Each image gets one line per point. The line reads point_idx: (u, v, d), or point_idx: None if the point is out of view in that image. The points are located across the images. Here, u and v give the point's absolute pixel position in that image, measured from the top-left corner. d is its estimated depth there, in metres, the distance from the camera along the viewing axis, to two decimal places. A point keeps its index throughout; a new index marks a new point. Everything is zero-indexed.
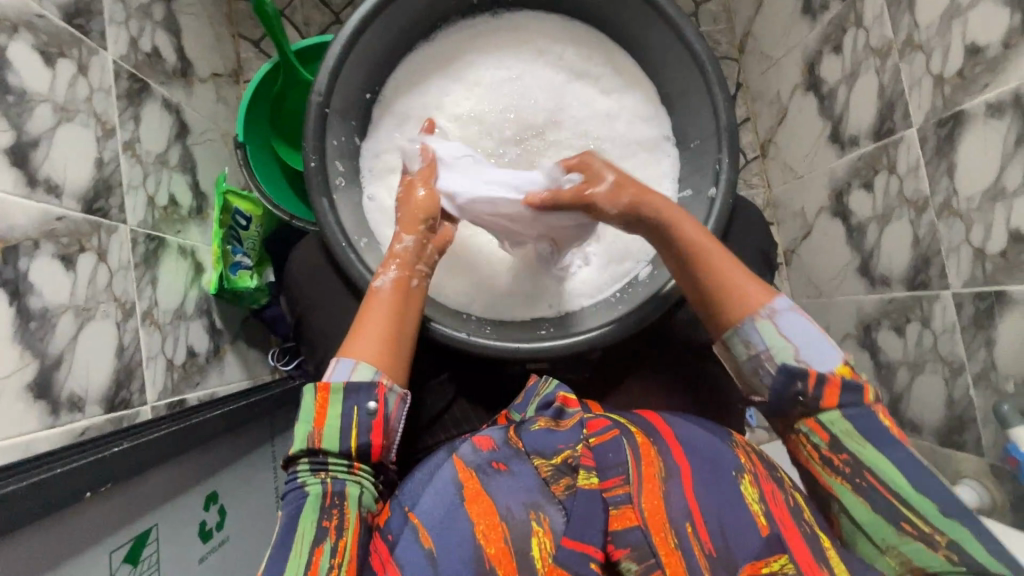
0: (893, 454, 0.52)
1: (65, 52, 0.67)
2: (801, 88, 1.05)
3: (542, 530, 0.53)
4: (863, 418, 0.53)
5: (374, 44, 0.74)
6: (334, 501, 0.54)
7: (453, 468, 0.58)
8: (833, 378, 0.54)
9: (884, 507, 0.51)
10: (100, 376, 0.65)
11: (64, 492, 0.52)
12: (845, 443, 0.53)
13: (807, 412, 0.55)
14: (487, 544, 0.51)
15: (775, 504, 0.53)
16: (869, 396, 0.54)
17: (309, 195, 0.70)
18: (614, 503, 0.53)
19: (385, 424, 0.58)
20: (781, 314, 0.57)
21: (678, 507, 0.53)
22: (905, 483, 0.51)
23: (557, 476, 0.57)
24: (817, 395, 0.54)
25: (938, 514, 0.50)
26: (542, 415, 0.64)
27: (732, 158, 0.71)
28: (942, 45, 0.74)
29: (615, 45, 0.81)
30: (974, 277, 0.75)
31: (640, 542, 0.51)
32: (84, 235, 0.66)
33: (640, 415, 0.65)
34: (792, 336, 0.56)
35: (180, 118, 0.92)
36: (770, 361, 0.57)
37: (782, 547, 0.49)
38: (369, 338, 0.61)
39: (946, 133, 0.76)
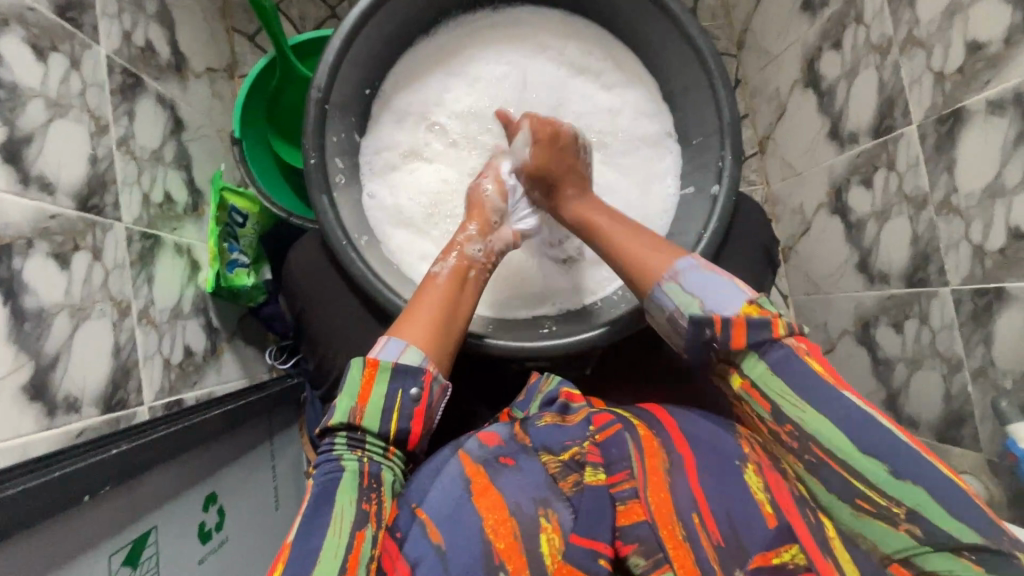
0: (829, 413, 0.49)
1: (57, 46, 0.66)
2: (801, 84, 1.05)
3: (551, 526, 0.53)
4: (795, 372, 0.51)
5: (373, 39, 0.73)
6: (372, 483, 0.53)
7: (458, 464, 0.58)
8: (735, 318, 0.54)
9: (836, 480, 0.49)
10: (96, 377, 0.64)
11: (64, 495, 0.51)
12: (781, 407, 0.52)
13: (733, 364, 0.55)
14: (495, 539, 0.51)
15: (782, 496, 0.51)
16: (779, 329, 0.53)
17: (309, 192, 0.69)
18: (622, 498, 0.54)
19: (427, 411, 0.58)
20: (684, 269, 0.59)
21: (685, 499, 0.53)
22: (851, 447, 0.48)
23: (565, 473, 0.58)
24: (726, 336, 0.54)
25: (889, 478, 0.46)
26: (548, 412, 0.66)
27: (735, 154, 0.71)
28: (943, 42, 0.74)
29: (616, 40, 0.80)
30: (973, 274, 0.76)
31: (647, 536, 0.52)
32: (79, 234, 0.65)
33: (647, 410, 0.65)
34: (693, 287, 0.58)
35: (174, 113, 0.91)
36: (681, 317, 0.58)
37: (793, 537, 0.48)
38: (423, 318, 0.62)
39: (946, 130, 0.76)
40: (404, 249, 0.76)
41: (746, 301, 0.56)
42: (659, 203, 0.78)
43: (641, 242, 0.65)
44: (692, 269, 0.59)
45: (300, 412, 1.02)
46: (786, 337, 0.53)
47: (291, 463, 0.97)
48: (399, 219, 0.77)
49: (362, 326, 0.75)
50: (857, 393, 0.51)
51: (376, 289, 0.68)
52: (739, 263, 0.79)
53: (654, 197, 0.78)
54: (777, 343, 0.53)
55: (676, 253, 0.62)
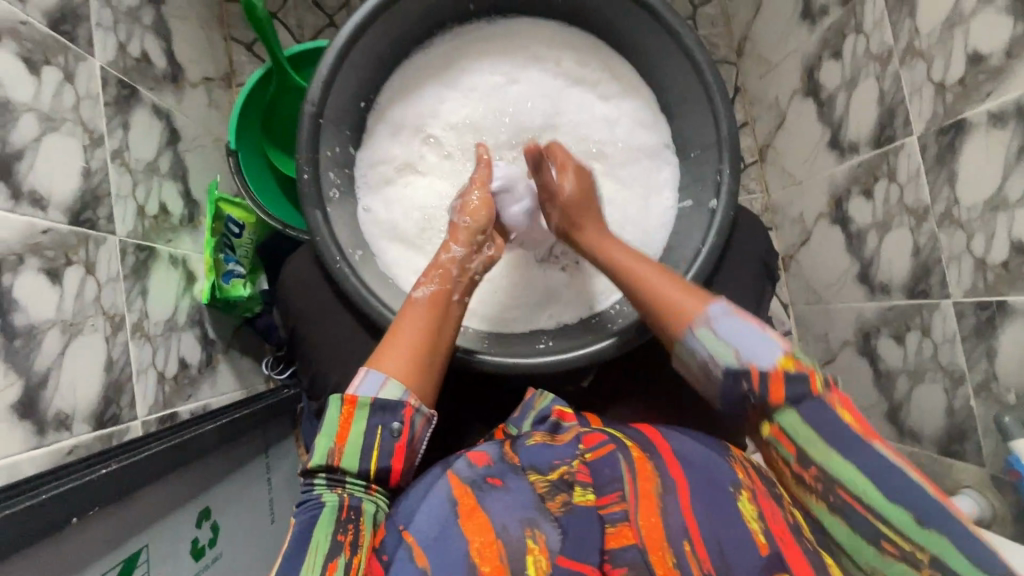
0: (857, 462, 0.47)
1: (50, 60, 0.66)
2: (801, 93, 1.04)
3: (537, 547, 0.51)
4: (821, 420, 0.49)
5: (367, 53, 0.72)
6: (351, 515, 0.52)
7: (447, 485, 0.56)
8: (773, 371, 0.50)
9: (863, 525, 0.47)
10: (88, 393, 0.63)
11: (50, 520, 0.50)
12: (808, 453, 0.49)
13: (765, 415, 0.52)
14: (481, 562, 0.49)
15: (775, 522, 0.49)
16: (818, 385, 0.50)
17: (303, 207, 0.68)
18: (611, 520, 0.52)
19: (407, 447, 0.57)
20: (717, 315, 0.55)
21: (676, 525, 0.51)
22: (877, 494, 0.46)
23: (554, 492, 0.56)
24: (763, 392, 0.51)
25: (916, 526, 0.45)
26: (537, 431, 0.65)
27: (732, 168, 0.71)
28: (943, 53, 0.74)
29: (614, 51, 0.79)
30: (975, 287, 0.75)
31: (637, 560, 0.49)
32: (71, 248, 0.64)
33: (639, 430, 0.63)
34: (728, 337, 0.54)
35: (170, 124, 0.90)
36: (714, 366, 0.54)
37: (784, 566, 0.46)
38: (400, 353, 0.59)
39: (947, 141, 0.75)
40: (398, 263, 0.76)
41: (782, 354, 0.51)
42: (657, 216, 0.77)
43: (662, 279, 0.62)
44: (724, 315, 0.55)
45: (296, 423, 1.01)
46: (823, 391, 0.50)
47: (286, 475, 0.97)
48: (393, 233, 0.77)
49: (359, 339, 0.74)
50: (887, 443, 0.48)
51: (369, 305, 0.68)
52: (738, 277, 0.78)
53: (650, 211, 0.78)
54: (815, 397, 0.50)
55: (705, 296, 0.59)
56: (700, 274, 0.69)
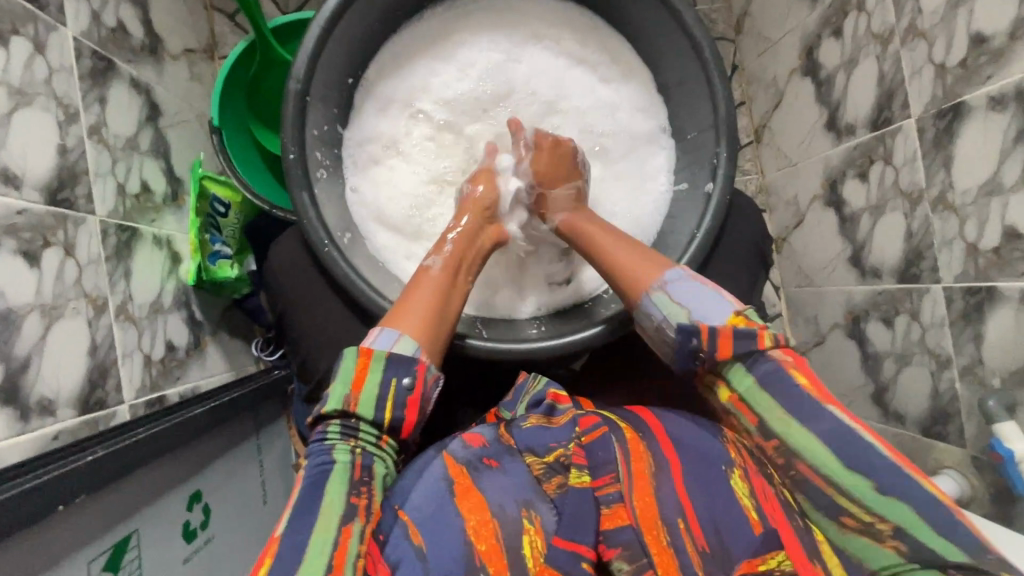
0: (817, 431, 0.50)
1: (18, 29, 0.62)
2: (799, 72, 1.02)
3: (533, 528, 0.51)
4: (772, 378, 0.53)
5: (357, 25, 0.69)
6: (363, 476, 0.53)
7: (442, 465, 0.56)
8: (721, 328, 0.55)
9: (825, 502, 0.50)
10: (72, 377, 0.62)
11: (38, 508, 0.50)
12: (770, 425, 0.52)
13: (719, 377, 0.56)
14: (477, 540, 0.49)
15: (765, 497, 0.51)
16: (766, 341, 0.54)
17: (288, 187, 0.66)
18: (607, 501, 0.53)
19: (421, 400, 0.57)
20: (674, 279, 0.60)
21: (670, 503, 0.51)
22: (836, 463, 0.49)
23: (549, 475, 0.56)
24: (711, 349, 0.55)
25: (876, 495, 0.47)
26: (534, 413, 0.64)
27: (730, 152, 0.69)
28: (946, 34, 0.72)
29: (611, 30, 0.78)
30: (966, 273, 0.75)
31: (632, 540, 0.50)
32: (49, 229, 0.62)
33: (632, 413, 0.63)
34: (682, 297, 0.59)
35: (150, 98, 0.87)
36: (669, 326, 0.59)
37: (778, 542, 0.48)
38: (414, 313, 0.61)
39: (945, 125, 0.75)
40: (388, 247, 0.75)
41: (733, 313, 0.56)
42: (651, 202, 0.76)
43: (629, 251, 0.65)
44: (681, 279, 0.60)
45: (287, 405, 1.00)
46: (771, 348, 0.54)
47: (278, 457, 0.97)
48: (380, 217, 0.75)
49: (344, 321, 0.73)
50: (842, 408, 0.52)
51: (357, 288, 0.66)
52: (733, 264, 0.77)
53: (644, 193, 0.77)
54: (763, 354, 0.54)
55: (662, 263, 0.63)
56: (695, 261, 0.68)
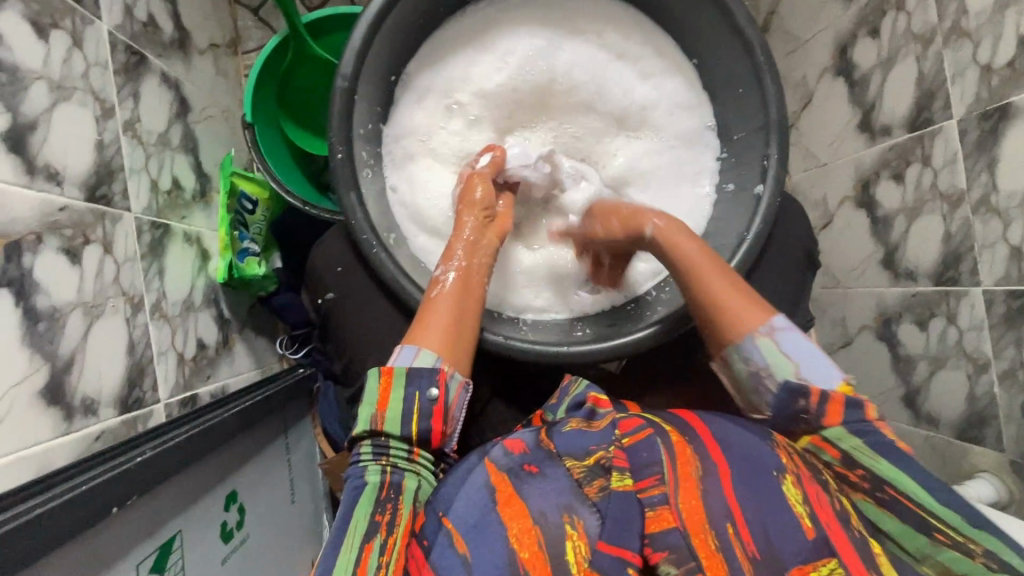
0: (903, 464, 0.49)
1: (57, 23, 0.61)
2: (831, 72, 1.01)
3: (576, 534, 0.48)
4: (865, 429, 0.51)
5: (400, 22, 0.69)
6: (391, 494, 0.52)
7: (483, 472, 0.54)
8: (834, 395, 0.53)
9: (913, 520, 0.47)
10: (112, 377, 0.62)
11: (91, 510, 0.49)
12: (854, 456, 0.50)
13: (810, 428, 0.54)
14: (520, 548, 0.47)
15: (820, 506, 0.47)
16: (872, 412, 0.52)
17: (337, 188, 0.66)
18: (651, 504, 0.49)
19: (445, 411, 0.56)
20: (782, 331, 0.57)
21: (718, 507, 0.48)
22: (922, 490, 0.48)
23: (590, 478, 0.53)
24: (818, 412, 0.53)
25: (965, 522, 0.46)
26: (573, 417, 0.61)
27: (780, 153, 0.68)
28: (993, 34, 0.72)
29: (654, 25, 0.77)
30: (1008, 276, 0.75)
31: (678, 544, 0.46)
32: (89, 226, 0.61)
33: (676, 416, 0.58)
34: (792, 353, 0.56)
35: (180, 94, 0.86)
36: (769, 378, 0.57)
37: (829, 551, 0.45)
38: (433, 324, 0.60)
39: (990, 127, 0.74)
40: (427, 248, 0.74)
41: (841, 380, 0.54)
42: (694, 201, 0.76)
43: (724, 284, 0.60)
44: (788, 331, 0.57)
45: (312, 404, 1.00)
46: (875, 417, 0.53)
47: (303, 456, 0.96)
48: (420, 217, 0.75)
49: (386, 319, 0.73)
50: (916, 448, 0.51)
51: (403, 288, 0.66)
52: (777, 262, 0.77)
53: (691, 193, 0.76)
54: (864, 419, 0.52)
55: (761, 307, 0.59)
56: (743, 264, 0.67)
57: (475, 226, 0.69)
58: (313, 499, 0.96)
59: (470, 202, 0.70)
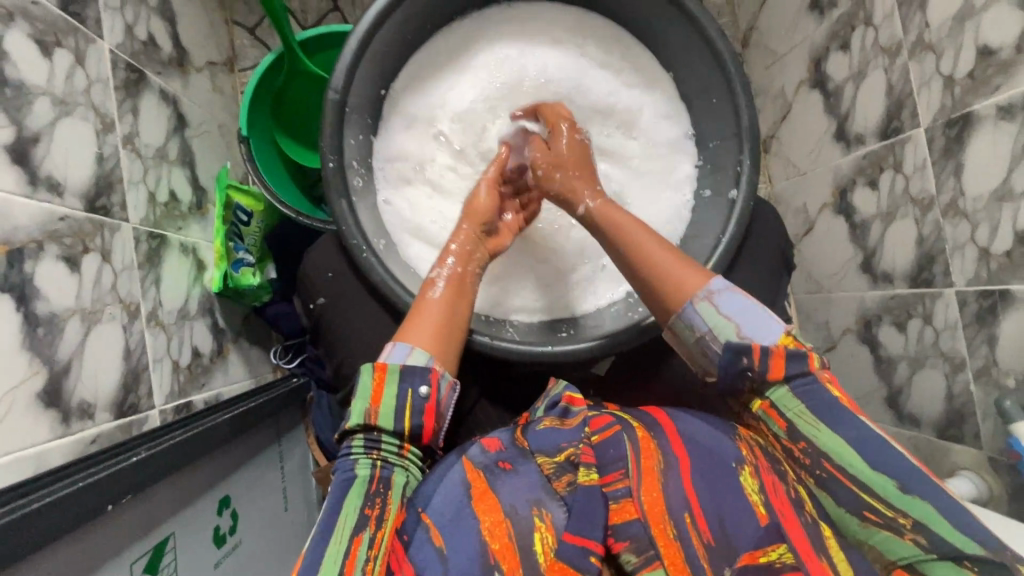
0: (846, 433, 0.47)
1: (61, 42, 0.64)
2: (807, 84, 1.05)
3: (544, 525, 0.51)
4: (813, 397, 0.49)
5: (388, 40, 0.73)
6: (380, 488, 0.52)
7: (460, 470, 0.55)
8: (776, 349, 0.50)
9: (846, 496, 0.47)
10: (108, 382, 0.63)
11: (84, 507, 0.50)
12: (798, 428, 0.49)
13: (754, 391, 0.51)
14: (492, 539, 0.50)
15: (776, 494, 0.49)
16: (815, 362, 0.50)
17: (328, 196, 0.69)
18: (614, 497, 0.52)
19: (437, 408, 0.57)
20: (719, 291, 0.54)
21: (677, 497, 0.50)
22: (863, 464, 0.46)
23: (559, 473, 0.55)
24: (764, 369, 0.50)
25: (898, 494, 0.45)
26: (548, 415, 0.62)
27: (752, 158, 0.72)
28: (954, 46, 0.75)
29: (631, 37, 0.80)
30: (978, 276, 0.77)
31: (639, 534, 0.49)
32: (88, 235, 0.63)
33: (648, 412, 0.60)
34: (730, 312, 0.53)
35: (178, 109, 0.88)
36: (713, 343, 0.53)
37: (782, 536, 0.47)
38: (425, 325, 0.62)
39: (955, 134, 0.77)
40: (420, 256, 0.77)
41: (781, 333, 0.51)
42: (675, 206, 0.79)
43: (657, 250, 0.59)
44: (726, 291, 0.54)
45: (306, 412, 1.00)
46: (817, 368, 0.50)
47: (296, 464, 0.96)
48: (412, 228, 0.78)
49: (378, 324, 0.75)
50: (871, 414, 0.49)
51: (394, 292, 0.68)
52: (756, 264, 0.80)
53: (671, 198, 0.79)
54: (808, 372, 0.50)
55: (702, 271, 0.57)
56: (720, 265, 0.70)
57: (468, 236, 0.71)
58: (306, 507, 0.97)
59: (472, 210, 0.72)
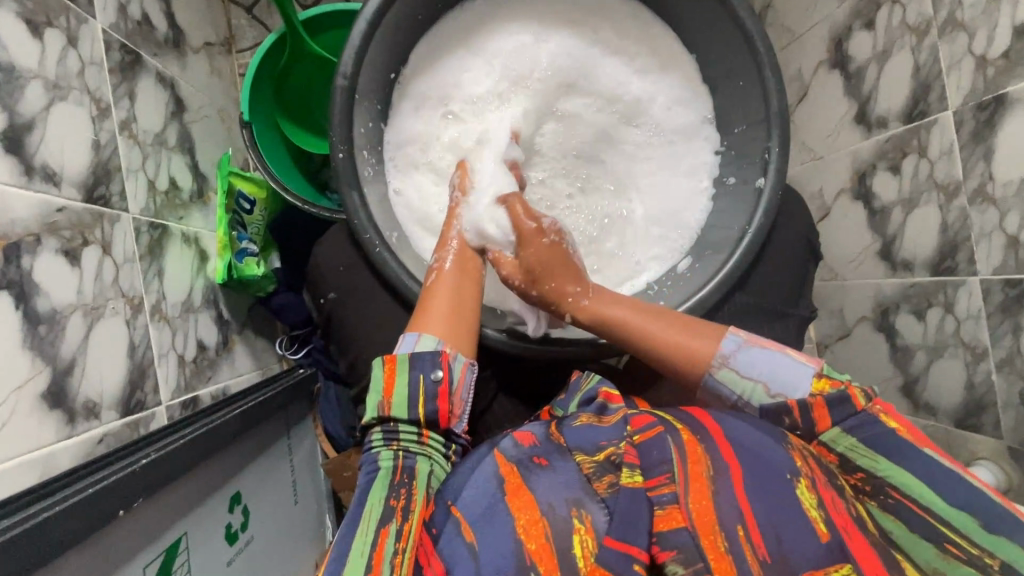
0: (912, 467, 0.47)
1: (51, 21, 0.60)
2: (827, 65, 1.02)
3: (584, 527, 0.47)
4: (874, 436, 0.49)
5: (400, 20, 0.69)
6: (404, 478, 0.52)
7: (492, 463, 0.53)
8: (813, 401, 0.51)
9: (922, 526, 0.46)
10: (114, 380, 0.61)
11: (98, 512, 0.49)
12: (856, 462, 0.49)
13: (805, 438, 0.52)
14: (527, 540, 0.46)
15: (837, 511, 0.45)
16: (858, 399, 0.50)
17: (338, 186, 0.66)
18: (660, 503, 0.47)
19: (450, 391, 0.56)
20: (735, 352, 0.56)
21: (729, 508, 0.46)
22: (934, 496, 0.46)
23: (600, 473, 0.50)
24: (806, 423, 0.51)
25: (982, 530, 0.44)
26: (584, 412, 0.59)
27: (782, 145, 0.69)
28: (988, 25, 0.72)
29: (653, 16, 0.77)
30: (1006, 265, 0.75)
31: (687, 544, 0.44)
32: (87, 227, 0.61)
33: (688, 412, 0.55)
34: (755, 372, 0.55)
35: (175, 93, 0.85)
36: (747, 404, 0.55)
37: (845, 556, 0.43)
38: (436, 307, 0.61)
39: (986, 117, 0.74)
40: None
41: (813, 380, 0.53)
42: (694, 195, 0.77)
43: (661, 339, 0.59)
44: (741, 350, 0.56)
45: (313, 403, 0.99)
46: (866, 405, 0.50)
47: (305, 457, 0.95)
48: (424, 220, 0.75)
49: (392, 316, 0.73)
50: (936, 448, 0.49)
51: (409, 288, 0.67)
52: (778, 254, 0.78)
53: (691, 186, 0.77)
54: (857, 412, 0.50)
55: (714, 333, 0.58)
56: (746, 256, 0.68)
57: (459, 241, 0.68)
58: (315, 499, 0.96)
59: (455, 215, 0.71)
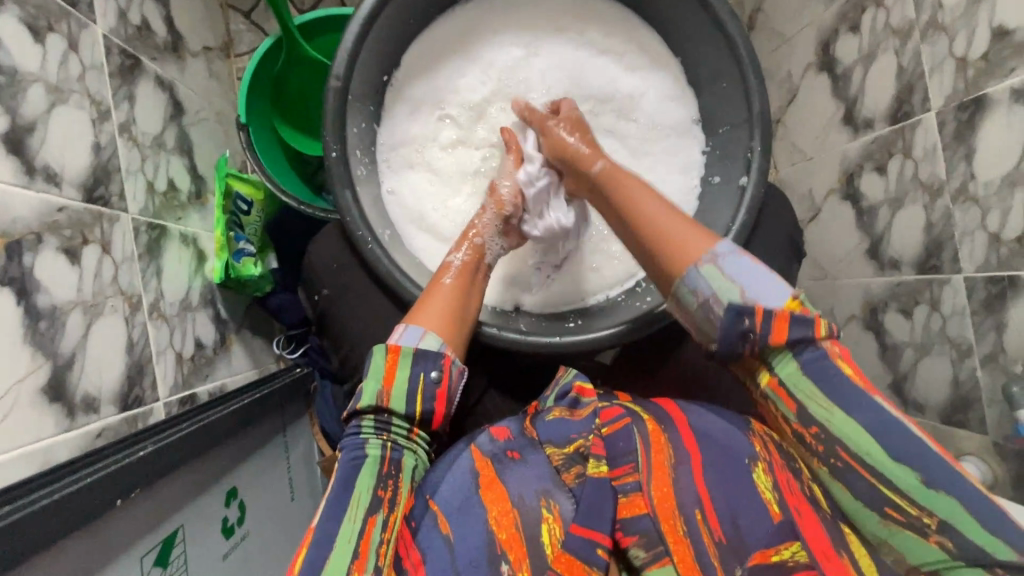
0: (861, 418, 0.46)
1: (53, 26, 0.62)
2: (815, 68, 1.03)
3: (551, 516, 0.51)
4: (825, 375, 0.47)
5: (392, 24, 0.71)
6: (391, 470, 0.52)
7: (469, 457, 0.56)
8: (779, 312, 0.48)
9: (863, 486, 0.47)
10: (112, 376, 0.62)
11: (95, 501, 0.50)
12: (810, 410, 0.48)
13: (763, 362, 0.50)
14: (499, 530, 0.50)
15: (788, 491, 0.49)
16: (821, 331, 0.48)
17: (331, 186, 0.67)
18: (624, 491, 0.52)
19: (449, 393, 0.57)
20: (724, 254, 0.52)
21: (688, 493, 0.50)
22: (878, 450, 0.46)
23: (568, 465, 0.55)
24: (765, 332, 0.49)
25: (923, 489, 0.44)
26: (557, 406, 0.62)
27: (764, 145, 0.70)
28: (967, 28, 0.74)
29: (640, 20, 0.79)
30: (988, 262, 0.77)
31: (649, 529, 0.49)
32: (87, 226, 0.62)
33: (656, 405, 0.60)
34: (735, 276, 0.51)
35: (174, 96, 0.86)
36: (715, 305, 0.51)
37: (795, 534, 0.46)
38: (436, 309, 0.61)
39: (967, 118, 0.76)
40: (426, 250, 0.76)
41: (790, 298, 0.49)
42: (682, 195, 0.78)
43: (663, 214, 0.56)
44: (732, 254, 0.52)
45: (309, 402, 1.00)
46: (824, 339, 0.48)
47: (301, 455, 0.96)
48: (417, 220, 0.77)
49: (385, 314, 0.74)
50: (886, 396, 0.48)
51: (401, 285, 0.68)
52: (765, 252, 0.80)
53: (679, 185, 0.79)
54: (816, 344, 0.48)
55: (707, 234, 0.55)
56: (732, 250, 0.69)
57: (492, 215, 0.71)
58: (311, 497, 0.97)
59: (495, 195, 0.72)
